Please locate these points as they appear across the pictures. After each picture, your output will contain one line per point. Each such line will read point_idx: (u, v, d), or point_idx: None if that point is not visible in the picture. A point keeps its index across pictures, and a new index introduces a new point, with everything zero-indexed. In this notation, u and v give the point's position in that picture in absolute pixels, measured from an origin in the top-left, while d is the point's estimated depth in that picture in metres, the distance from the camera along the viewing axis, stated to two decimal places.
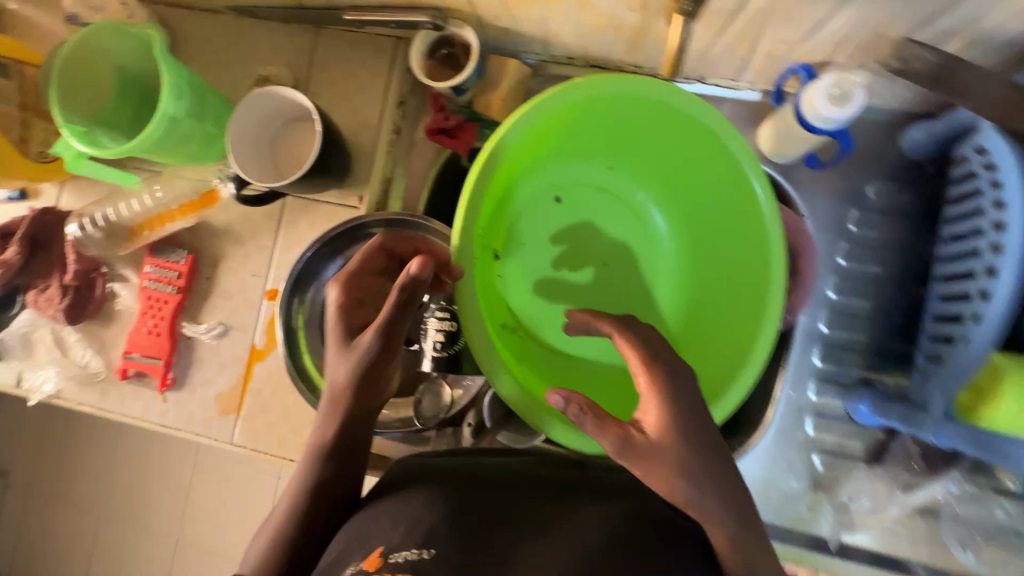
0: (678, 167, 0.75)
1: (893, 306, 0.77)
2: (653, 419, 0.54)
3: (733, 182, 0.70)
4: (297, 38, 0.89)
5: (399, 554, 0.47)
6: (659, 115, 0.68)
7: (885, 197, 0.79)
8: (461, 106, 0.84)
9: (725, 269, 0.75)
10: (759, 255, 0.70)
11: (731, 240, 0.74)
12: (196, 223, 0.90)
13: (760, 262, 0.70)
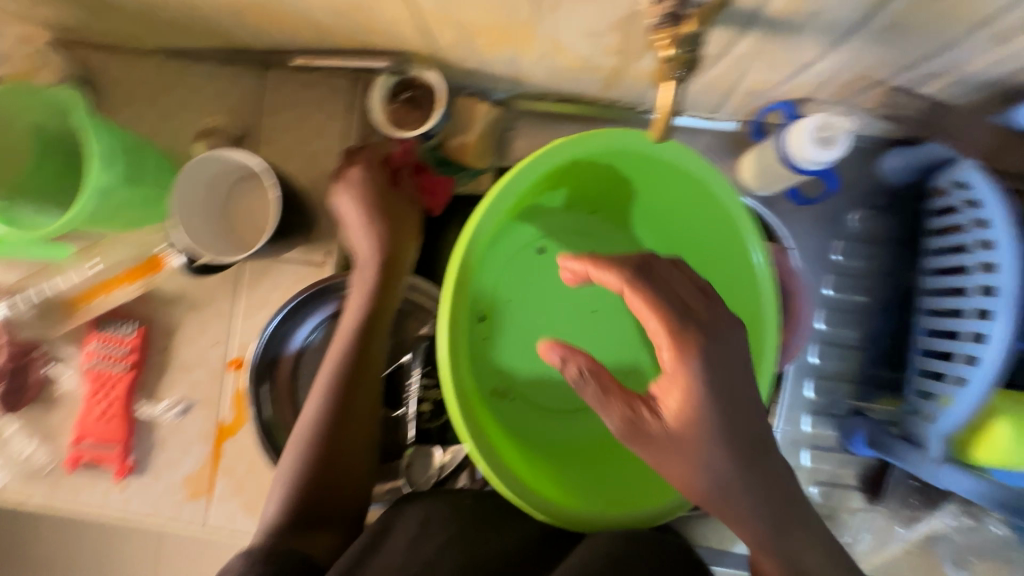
0: (665, 213, 0.71)
1: (880, 335, 0.76)
2: (675, 402, 0.48)
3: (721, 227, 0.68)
4: (241, 81, 0.81)
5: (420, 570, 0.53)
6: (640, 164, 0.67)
7: (867, 224, 0.79)
8: (428, 150, 0.76)
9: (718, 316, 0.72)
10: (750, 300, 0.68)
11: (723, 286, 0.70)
12: (144, 292, 0.82)
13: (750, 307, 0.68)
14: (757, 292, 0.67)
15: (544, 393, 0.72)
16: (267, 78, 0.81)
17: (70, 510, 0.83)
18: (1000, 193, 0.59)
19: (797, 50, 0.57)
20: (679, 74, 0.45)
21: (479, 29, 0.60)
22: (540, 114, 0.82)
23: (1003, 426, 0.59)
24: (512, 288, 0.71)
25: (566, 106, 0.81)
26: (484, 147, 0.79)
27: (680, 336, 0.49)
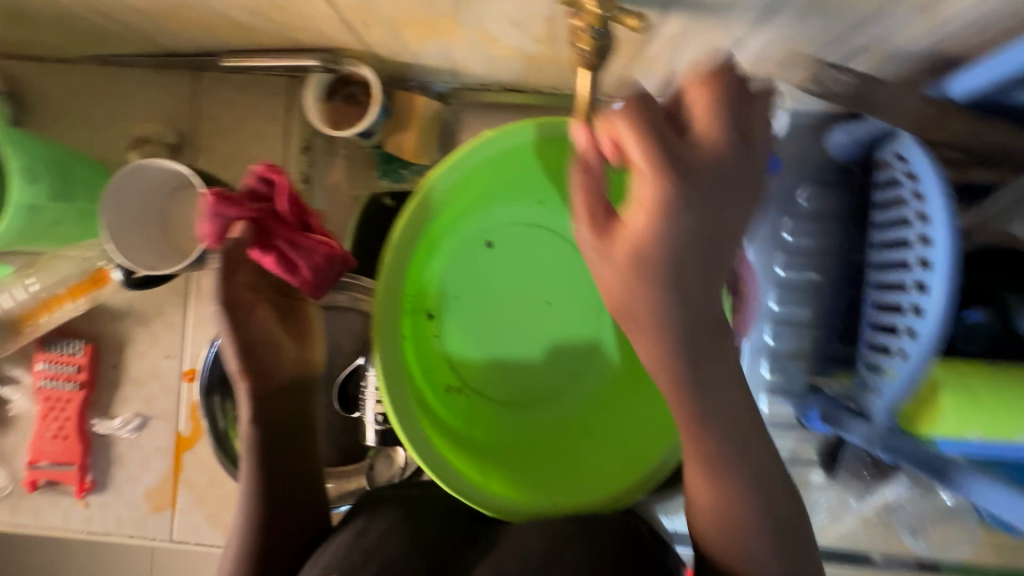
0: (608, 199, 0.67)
1: (833, 310, 0.77)
2: (642, 226, 0.41)
3: None
4: (175, 85, 0.79)
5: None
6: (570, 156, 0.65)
7: (816, 201, 0.78)
8: (372, 147, 0.78)
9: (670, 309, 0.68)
10: None
11: None
12: (90, 307, 0.80)
13: None
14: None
15: (496, 388, 0.70)
16: (201, 81, 0.79)
17: (31, 531, 0.82)
18: (935, 165, 0.59)
19: (725, 29, 0.56)
20: (592, 61, 0.44)
21: (402, 23, 0.59)
22: (484, 106, 0.81)
23: (945, 399, 0.60)
24: (460, 285, 0.69)
25: (510, 96, 0.80)
26: (427, 142, 0.77)
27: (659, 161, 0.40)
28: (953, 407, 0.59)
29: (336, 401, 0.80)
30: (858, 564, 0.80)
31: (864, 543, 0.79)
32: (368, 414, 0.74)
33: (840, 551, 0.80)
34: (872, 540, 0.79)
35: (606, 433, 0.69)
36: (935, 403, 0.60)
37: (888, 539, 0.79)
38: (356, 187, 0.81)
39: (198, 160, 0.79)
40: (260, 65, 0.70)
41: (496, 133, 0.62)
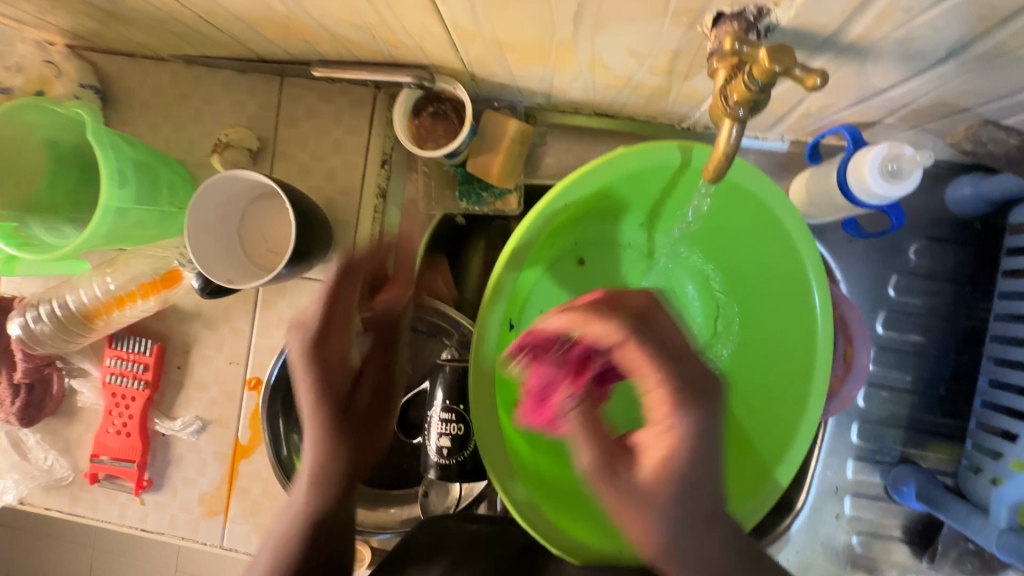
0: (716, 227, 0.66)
1: (936, 376, 0.72)
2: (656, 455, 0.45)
3: (776, 248, 0.63)
4: (259, 89, 0.77)
5: None
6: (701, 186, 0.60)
7: (928, 258, 0.71)
8: (453, 166, 0.75)
9: (768, 347, 0.67)
10: (800, 332, 0.64)
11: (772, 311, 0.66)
12: (161, 307, 0.80)
13: (803, 340, 0.64)
14: (812, 333, 0.63)
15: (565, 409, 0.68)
16: (286, 87, 0.77)
17: (88, 521, 0.83)
18: None
19: (870, 75, 0.50)
20: (740, 113, 0.40)
21: (511, 47, 0.55)
22: (572, 129, 0.77)
23: None
24: (547, 299, 0.67)
25: (600, 121, 0.76)
26: (512, 167, 0.73)
27: (678, 389, 0.45)
28: None
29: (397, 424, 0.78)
30: None
31: None
32: (429, 446, 0.69)
33: None
34: None
35: None
36: None
37: None
38: (433, 207, 0.77)
39: (277, 167, 0.77)
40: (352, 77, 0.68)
41: (633, 150, 0.57)
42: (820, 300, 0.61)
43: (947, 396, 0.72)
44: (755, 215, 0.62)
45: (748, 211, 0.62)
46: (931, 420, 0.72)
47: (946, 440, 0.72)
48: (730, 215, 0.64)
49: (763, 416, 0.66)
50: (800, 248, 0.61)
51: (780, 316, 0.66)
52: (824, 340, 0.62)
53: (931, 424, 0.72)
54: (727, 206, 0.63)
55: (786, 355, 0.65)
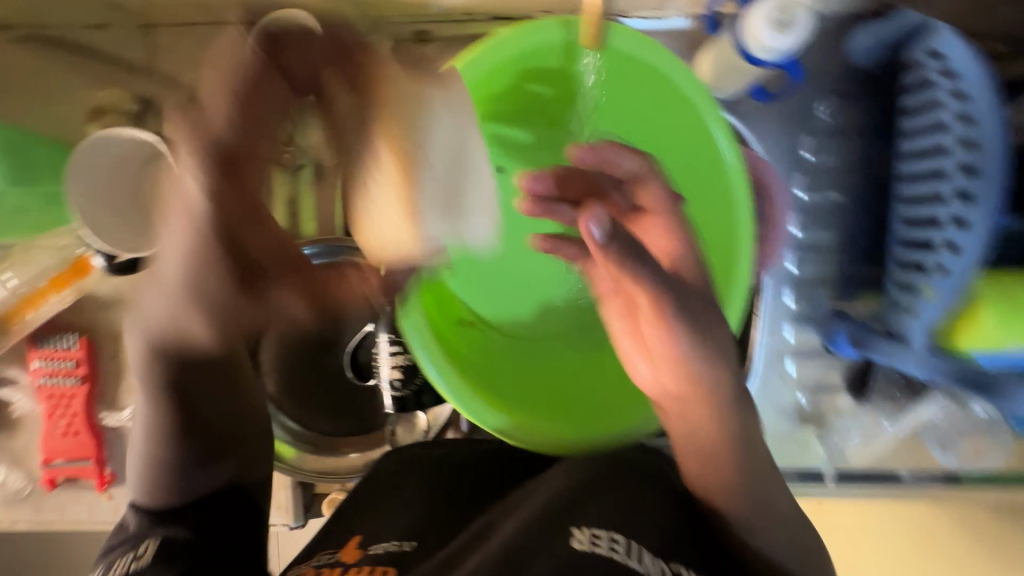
0: (626, 109, 0.66)
1: (858, 232, 0.73)
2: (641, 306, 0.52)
3: (684, 115, 0.64)
4: (128, 46, 0.71)
5: (376, 547, 0.56)
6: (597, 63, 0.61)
7: (837, 114, 0.73)
8: None
9: (706, 214, 0.67)
10: (722, 193, 0.65)
11: (697, 175, 0.66)
12: (79, 298, 0.76)
13: (726, 204, 0.64)
14: (729, 184, 0.63)
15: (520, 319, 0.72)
16: (155, 39, 0.71)
17: (59, 526, 0.82)
18: None
19: None
20: None
21: None
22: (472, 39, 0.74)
23: (987, 311, 0.58)
24: None
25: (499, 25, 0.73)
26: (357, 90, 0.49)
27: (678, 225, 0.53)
28: (994, 313, 0.57)
29: (349, 366, 0.76)
30: (893, 484, 0.77)
31: (897, 462, 0.78)
32: (382, 380, 0.71)
33: (878, 474, 0.77)
34: (905, 458, 0.78)
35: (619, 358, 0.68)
36: (973, 311, 0.58)
37: (919, 456, 0.78)
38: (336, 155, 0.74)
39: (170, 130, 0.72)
40: None
41: (520, 27, 0.57)
42: (723, 142, 0.61)
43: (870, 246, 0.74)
44: (657, 84, 0.63)
45: (653, 85, 0.63)
46: None
47: None
48: (635, 81, 0.63)
49: (706, 290, 0.66)
50: (696, 102, 0.61)
51: (701, 180, 0.66)
52: (740, 182, 0.62)
53: None
54: (631, 78, 0.63)
55: (715, 216, 0.66)
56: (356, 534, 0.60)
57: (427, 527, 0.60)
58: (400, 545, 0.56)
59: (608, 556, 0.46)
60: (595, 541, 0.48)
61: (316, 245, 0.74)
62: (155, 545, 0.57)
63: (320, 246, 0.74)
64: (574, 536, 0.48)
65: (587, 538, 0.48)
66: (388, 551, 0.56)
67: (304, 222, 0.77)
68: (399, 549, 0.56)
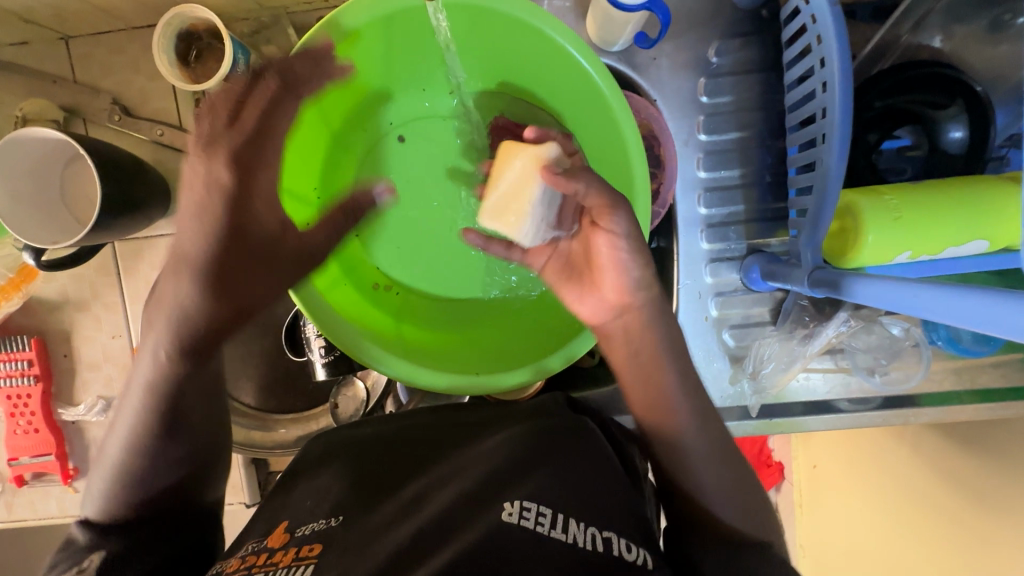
0: (507, 67, 0.69)
1: (762, 167, 0.76)
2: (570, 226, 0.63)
3: (558, 66, 0.66)
4: (48, 58, 0.76)
5: (304, 527, 0.54)
6: (468, 24, 0.63)
7: (730, 55, 0.74)
8: None
9: (604, 162, 0.70)
10: (612, 137, 0.67)
11: (588, 123, 0.69)
12: (27, 302, 0.80)
13: (616, 146, 0.67)
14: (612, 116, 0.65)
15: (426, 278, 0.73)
16: (73, 49, 0.75)
17: (33, 522, 0.86)
18: None
19: None
20: None
21: None
22: None
23: (867, 224, 0.59)
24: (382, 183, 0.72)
25: None
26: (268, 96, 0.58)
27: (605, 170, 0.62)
28: (874, 226, 0.59)
29: (285, 342, 0.79)
30: (828, 412, 0.80)
31: (825, 391, 0.80)
32: (313, 351, 0.74)
33: (808, 405, 0.80)
34: (832, 387, 0.80)
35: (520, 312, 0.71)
36: (857, 226, 0.60)
37: (846, 384, 0.80)
38: None
39: (95, 134, 0.76)
40: (144, 125, 0.75)
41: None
42: (598, 80, 0.63)
43: (774, 181, 0.76)
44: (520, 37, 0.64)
45: (526, 40, 0.65)
46: (769, 207, 0.77)
47: (784, 221, 0.77)
48: (493, 36, 0.65)
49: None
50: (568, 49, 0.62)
51: (591, 119, 0.68)
52: (622, 113, 0.64)
53: (774, 210, 0.77)
54: (492, 37, 0.65)
55: (610, 151, 0.68)
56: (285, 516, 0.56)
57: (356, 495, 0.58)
58: (328, 521, 0.54)
59: (534, 530, 0.48)
60: (523, 513, 0.49)
61: None
62: (103, 556, 0.49)
63: None
64: (504, 509, 0.49)
65: (516, 509, 0.49)
66: (316, 530, 0.53)
67: None
68: (328, 525, 0.53)
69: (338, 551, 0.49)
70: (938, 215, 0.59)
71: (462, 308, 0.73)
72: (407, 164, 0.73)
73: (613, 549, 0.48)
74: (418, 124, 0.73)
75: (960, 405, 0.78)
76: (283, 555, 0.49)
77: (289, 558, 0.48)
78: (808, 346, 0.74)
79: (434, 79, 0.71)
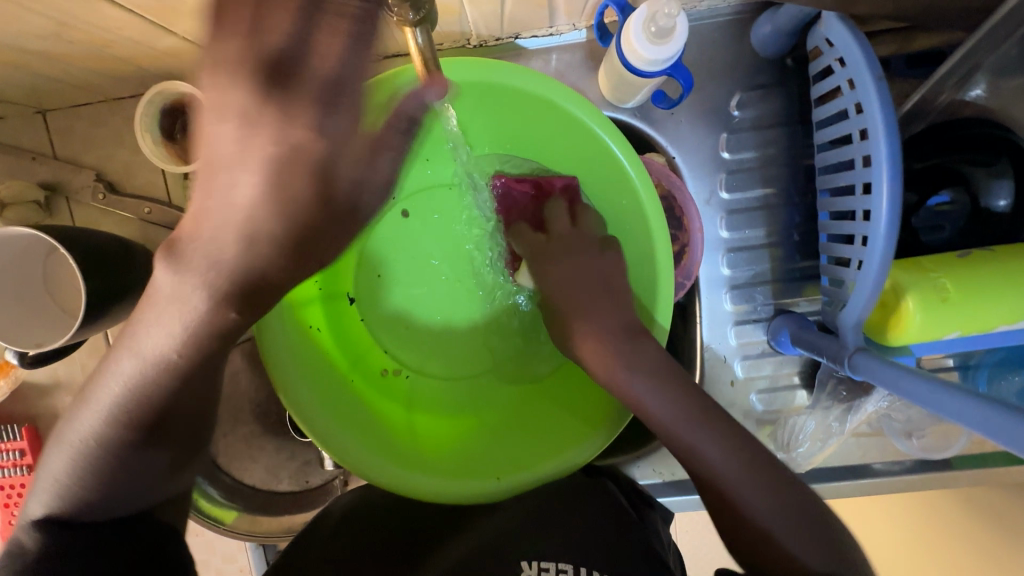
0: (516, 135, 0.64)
1: (789, 225, 0.71)
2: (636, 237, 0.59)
3: (574, 134, 0.61)
4: (25, 133, 0.71)
5: None
6: (475, 96, 0.59)
7: (752, 108, 0.69)
8: None
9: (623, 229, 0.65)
10: (631, 207, 0.62)
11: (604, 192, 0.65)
12: (16, 388, 0.76)
13: (636, 217, 0.62)
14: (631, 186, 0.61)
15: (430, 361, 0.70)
16: (52, 123, 0.71)
17: None
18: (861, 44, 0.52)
19: None
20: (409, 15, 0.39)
21: None
22: None
23: (913, 305, 0.55)
24: (387, 261, 0.69)
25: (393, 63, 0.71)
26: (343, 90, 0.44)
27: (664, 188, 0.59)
28: (921, 308, 0.54)
29: (290, 424, 0.77)
30: (863, 477, 0.76)
31: (859, 455, 0.76)
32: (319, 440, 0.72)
33: (842, 469, 0.76)
34: (866, 451, 0.76)
35: (523, 416, 0.67)
36: (902, 307, 0.55)
37: (882, 447, 0.76)
38: None
39: (78, 213, 0.72)
40: (130, 202, 0.70)
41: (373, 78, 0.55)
42: (620, 151, 0.59)
43: (802, 240, 0.72)
44: (533, 106, 0.60)
45: (537, 109, 0.60)
46: (797, 266, 0.72)
47: (814, 280, 0.72)
48: (503, 106, 0.61)
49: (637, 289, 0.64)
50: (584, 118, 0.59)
51: (607, 185, 0.64)
52: (641, 181, 0.60)
53: (802, 270, 0.72)
54: (500, 103, 0.61)
55: (628, 217, 0.64)
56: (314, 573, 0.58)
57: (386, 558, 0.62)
58: None
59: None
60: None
61: None
62: None
63: None
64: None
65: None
66: None
67: None
68: None
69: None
70: (986, 294, 0.54)
71: (471, 389, 0.70)
72: (411, 239, 0.69)
73: None
74: (421, 197, 0.69)
75: (1002, 469, 0.73)
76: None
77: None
78: (846, 421, 0.69)
79: (437, 149, 0.67)
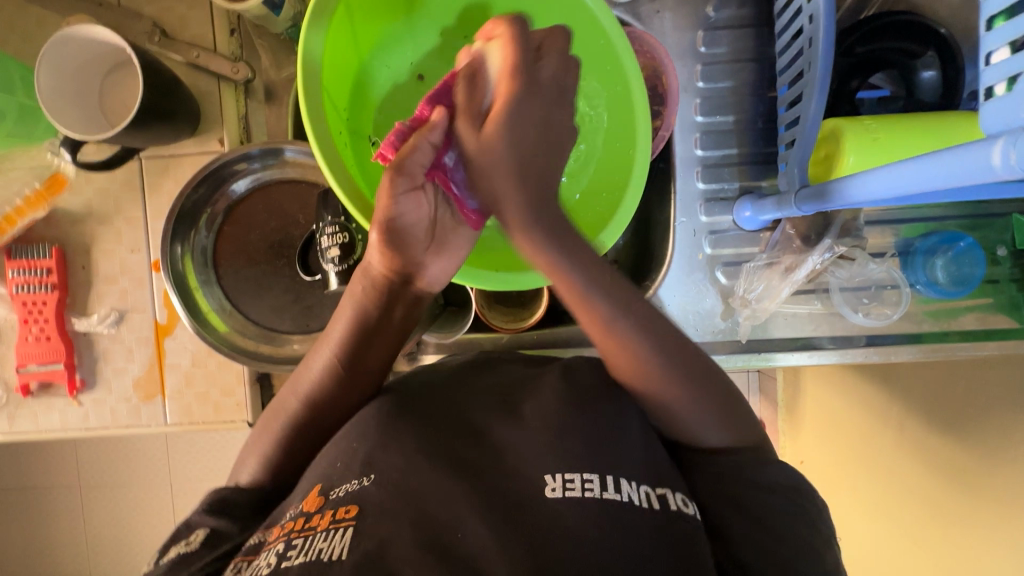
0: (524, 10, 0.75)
1: (755, 114, 0.82)
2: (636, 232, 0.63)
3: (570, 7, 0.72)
4: None
5: (339, 489, 0.54)
6: None
7: (726, 11, 0.81)
8: (286, 25, 0.81)
9: (610, 94, 0.75)
10: (617, 69, 0.73)
11: (597, 60, 0.75)
12: (51, 213, 0.83)
13: (619, 79, 0.73)
14: (615, 51, 0.71)
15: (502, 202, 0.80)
16: None
17: (34, 437, 0.87)
18: None
19: None
20: None
21: None
22: None
23: (849, 145, 0.65)
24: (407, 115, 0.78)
25: None
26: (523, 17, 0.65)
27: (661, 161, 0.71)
28: (854, 149, 0.65)
29: (298, 263, 0.82)
30: (812, 349, 0.83)
31: (812, 328, 0.83)
32: (326, 263, 0.77)
33: (794, 340, 0.84)
34: (818, 325, 0.83)
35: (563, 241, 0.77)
36: (841, 150, 0.66)
37: (834, 322, 0.83)
38: (283, 73, 0.85)
39: None
40: (181, 46, 0.80)
41: None
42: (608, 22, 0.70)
43: (766, 128, 0.82)
44: None
45: None
46: (761, 151, 0.82)
47: (774, 167, 0.82)
48: None
49: (610, 173, 0.76)
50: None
51: (595, 59, 0.75)
52: (623, 46, 0.70)
53: (767, 155, 0.82)
54: None
55: (615, 85, 0.74)
56: (315, 479, 0.57)
57: (387, 452, 0.56)
58: (361, 482, 0.53)
59: (581, 497, 0.50)
60: (567, 485, 0.51)
61: (248, 148, 0.77)
62: (205, 534, 0.57)
63: (262, 148, 0.78)
64: (547, 485, 0.51)
65: (560, 483, 0.51)
66: (348, 491, 0.53)
67: (257, 136, 0.85)
68: (362, 486, 0.53)
69: (377, 514, 0.50)
70: (913, 139, 0.64)
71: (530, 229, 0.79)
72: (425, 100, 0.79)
73: (669, 505, 0.51)
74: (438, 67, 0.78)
75: (939, 344, 0.82)
76: (321, 519, 0.51)
77: (327, 521, 0.50)
78: (794, 274, 0.80)
79: (455, 24, 0.77)
